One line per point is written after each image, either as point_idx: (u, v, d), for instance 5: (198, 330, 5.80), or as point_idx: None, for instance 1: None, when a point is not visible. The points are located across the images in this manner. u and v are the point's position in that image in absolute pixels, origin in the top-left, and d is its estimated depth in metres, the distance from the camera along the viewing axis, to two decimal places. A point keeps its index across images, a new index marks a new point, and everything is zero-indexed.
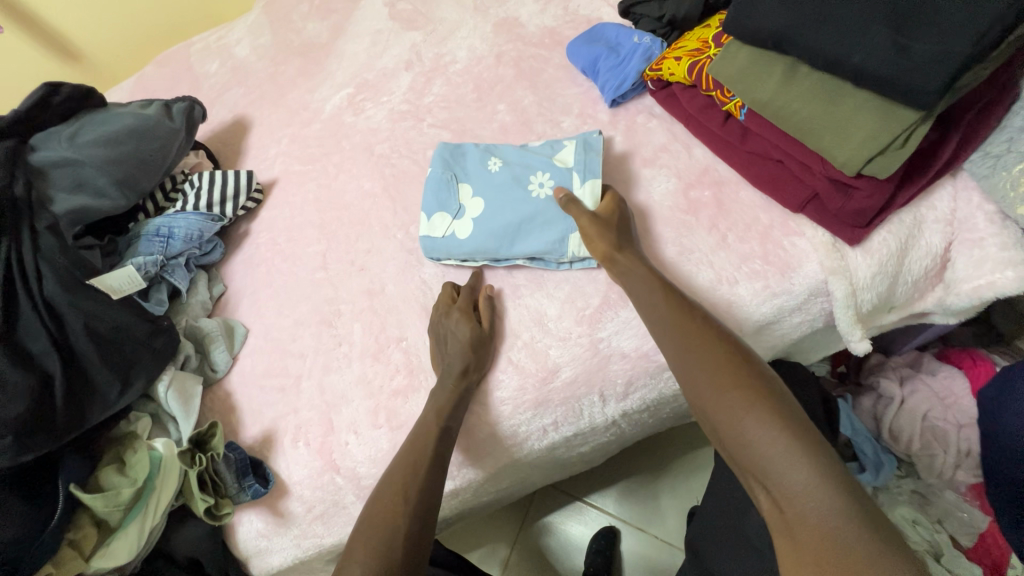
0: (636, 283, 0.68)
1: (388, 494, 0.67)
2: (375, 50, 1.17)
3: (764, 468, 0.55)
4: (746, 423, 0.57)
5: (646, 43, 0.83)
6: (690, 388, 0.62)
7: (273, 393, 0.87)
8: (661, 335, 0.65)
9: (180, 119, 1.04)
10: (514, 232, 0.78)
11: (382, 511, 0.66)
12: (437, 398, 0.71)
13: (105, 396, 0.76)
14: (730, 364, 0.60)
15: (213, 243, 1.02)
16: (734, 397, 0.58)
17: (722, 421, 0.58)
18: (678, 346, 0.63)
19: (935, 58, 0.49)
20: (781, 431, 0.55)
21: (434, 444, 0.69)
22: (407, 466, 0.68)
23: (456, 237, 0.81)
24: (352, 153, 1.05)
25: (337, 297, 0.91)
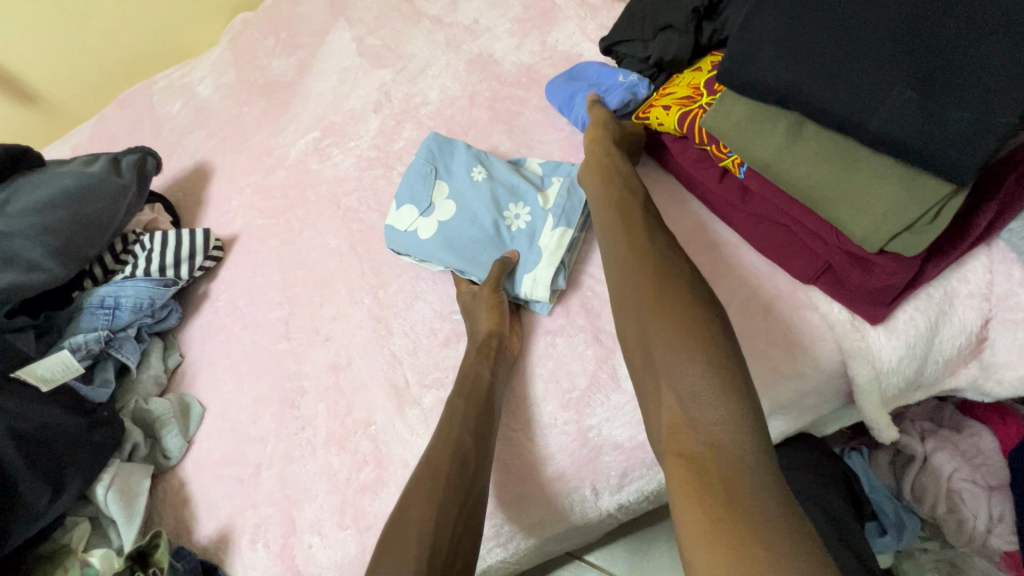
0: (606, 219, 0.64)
1: (406, 524, 0.56)
2: (342, 90, 1.10)
3: (690, 391, 0.50)
4: (684, 342, 0.52)
5: (630, 82, 0.75)
6: (631, 301, 0.57)
7: (231, 484, 0.78)
8: (616, 256, 0.61)
9: (129, 174, 0.96)
10: (475, 251, 0.75)
11: (396, 544, 0.55)
12: (437, 445, 0.62)
13: (33, 506, 0.67)
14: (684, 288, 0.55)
15: (168, 309, 0.94)
16: (681, 315, 0.53)
17: (657, 332, 0.54)
18: (635, 264, 0.59)
19: (974, 127, 0.42)
20: (717, 359, 0.50)
21: (468, 461, 0.60)
22: (429, 495, 0.58)
23: (420, 236, 0.77)
24: (318, 205, 0.97)
25: (300, 372, 0.82)
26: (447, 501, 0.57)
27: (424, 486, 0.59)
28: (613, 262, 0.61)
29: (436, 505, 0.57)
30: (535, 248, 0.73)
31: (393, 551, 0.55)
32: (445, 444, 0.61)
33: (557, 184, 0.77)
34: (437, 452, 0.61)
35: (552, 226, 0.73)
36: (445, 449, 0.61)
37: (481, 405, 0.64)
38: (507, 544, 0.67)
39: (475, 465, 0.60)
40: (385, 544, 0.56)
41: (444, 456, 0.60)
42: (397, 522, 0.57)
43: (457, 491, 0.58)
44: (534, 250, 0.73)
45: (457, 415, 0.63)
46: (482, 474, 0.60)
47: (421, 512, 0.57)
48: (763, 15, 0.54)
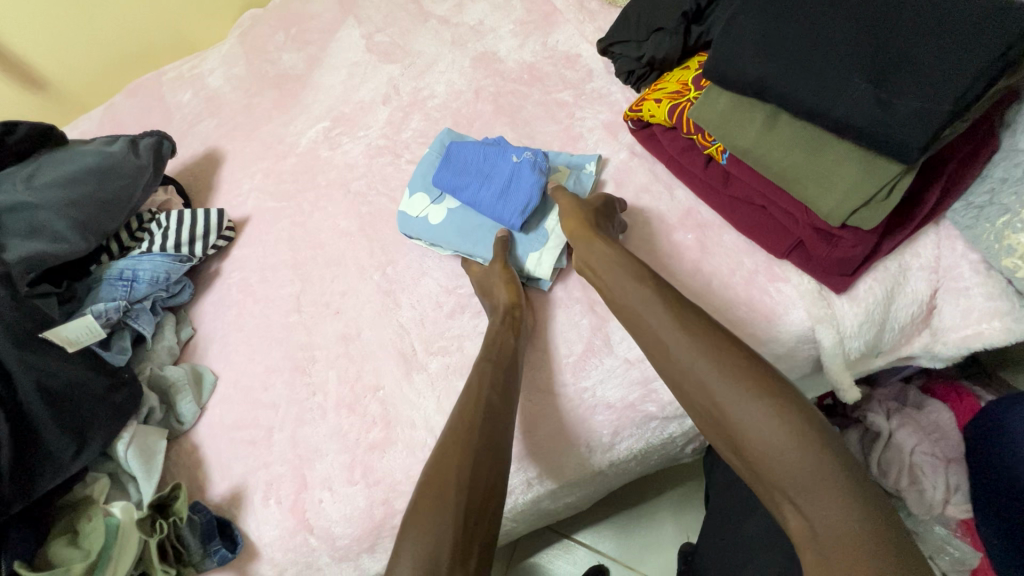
0: (641, 303, 0.63)
1: (438, 476, 0.59)
2: (352, 83, 1.15)
3: (794, 487, 0.52)
4: (779, 442, 0.53)
5: (528, 158, 0.79)
6: (708, 402, 0.57)
7: (243, 446, 0.83)
8: (673, 353, 0.60)
9: (146, 156, 1.01)
10: (484, 236, 0.81)
11: (431, 497, 0.58)
12: (466, 407, 0.64)
13: (57, 457, 0.72)
14: (751, 377, 0.56)
15: (181, 284, 0.99)
16: (764, 413, 0.54)
17: (749, 437, 0.54)
18: (695, 360, 0.58)
19: (918, 114, 0.49)
20: (812, 450, 0.52)
21: (495, 418, 0.64)
22: (457, 449, 0.61)
23: (433, 222, 0.83)
24: (328, 190, 1.02)
25: (311, 343, 0.87)
26: (482, 457, 0.61)
27: (455, 443, 0.61)
28: (666, 360, 0.61)
29: (472, 453, 0.61)
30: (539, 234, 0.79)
31: (428, 500, 0.58)
32: (473, 404, 0.64)
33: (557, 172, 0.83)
34: (468, 410, 0.65)
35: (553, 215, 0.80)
36: (469, 410, 0.64)
37: (506, 370, 0.68)
38: (505, 499, 0.73)
39: (503, 423, 0.64)
40: (422, 498, 0.58)
41: (474, 414, 0.64)
42: (430, 474, 0.60)
43: (487, 443, 0.62)
44: (537, 231, 0.80)
45: (483, 377, 0.67)
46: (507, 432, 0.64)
47: (456, 463, 0.60)
48: (742, 18, 0.61)
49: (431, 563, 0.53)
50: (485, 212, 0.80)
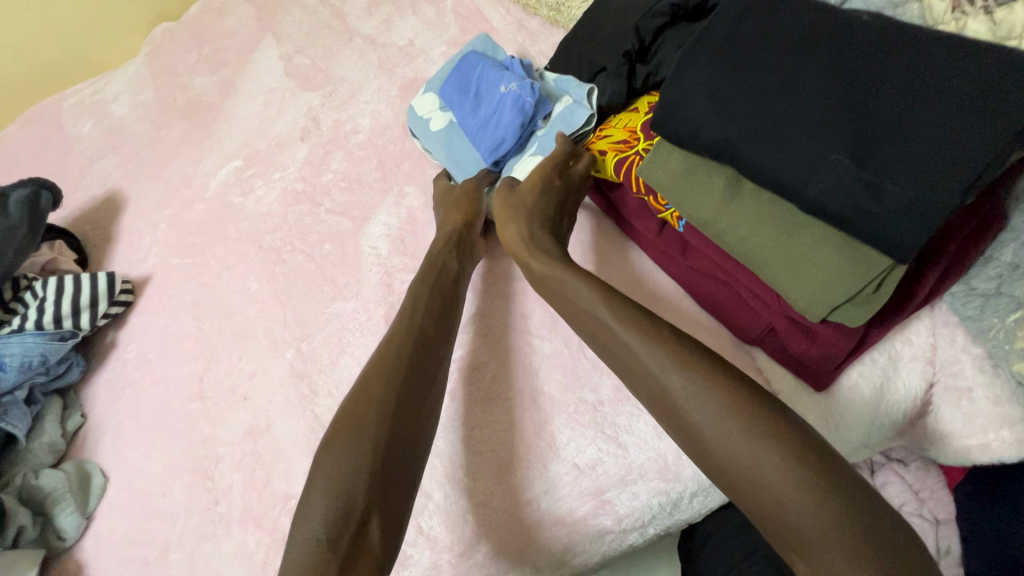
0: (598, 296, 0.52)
1: (365, 393, 0.53)
2: (267, 113, 1.01)
3: (792, 532, 0.40)
4: (766, 475, 0.41)
5: (514, 91, 0.69)
6: (680, 427, 0.46)
7: (134, 568, 0.70)
8: (633, 361, 0.48)
9: (18, 214, 0.86)
10: (458, 154, 0.76)
11: (352, 421, 0.51)
12: (394, 334, 0.58)
13: None
14: (729, 391, 0.44)
15: (70, 361, 0.85)
16: (748, 438, 0.42)
17: (726, 464, 0.43)
18: (660, 373, 0.46)
19: (914, 205, 0.39)
20: (806, 482, 0.40)
21: (383, 398, 0.53)
22: (334, 433, 0.51)
23: (428, 125, 0.78)
24: (238, 243, 0.89)
25: (214, 437, 0.74)
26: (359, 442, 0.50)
27: (378, 360, 0.56)
28: (627, 373, 0.49)
29: (394, 387, 0.53)
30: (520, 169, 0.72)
31: (352, 425, 0.51)
32: (365, 383, 0.54)
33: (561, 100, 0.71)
34: (397, 334, 0.58)
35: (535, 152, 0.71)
36: (401, 331, 0.58)
37: (419, 342, 0.58)
38: None
39: (437, 341, 0.59)
40: (342, 420, 0.52)
41: (364, 391, 0.54)
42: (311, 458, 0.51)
43: (416, 365, 0.56)
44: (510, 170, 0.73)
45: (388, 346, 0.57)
46: (414, 416, 0.53)
47: (331, 447, 0.50)
48: (694, 64, 0.51)
49: (347, 491, 0.48)
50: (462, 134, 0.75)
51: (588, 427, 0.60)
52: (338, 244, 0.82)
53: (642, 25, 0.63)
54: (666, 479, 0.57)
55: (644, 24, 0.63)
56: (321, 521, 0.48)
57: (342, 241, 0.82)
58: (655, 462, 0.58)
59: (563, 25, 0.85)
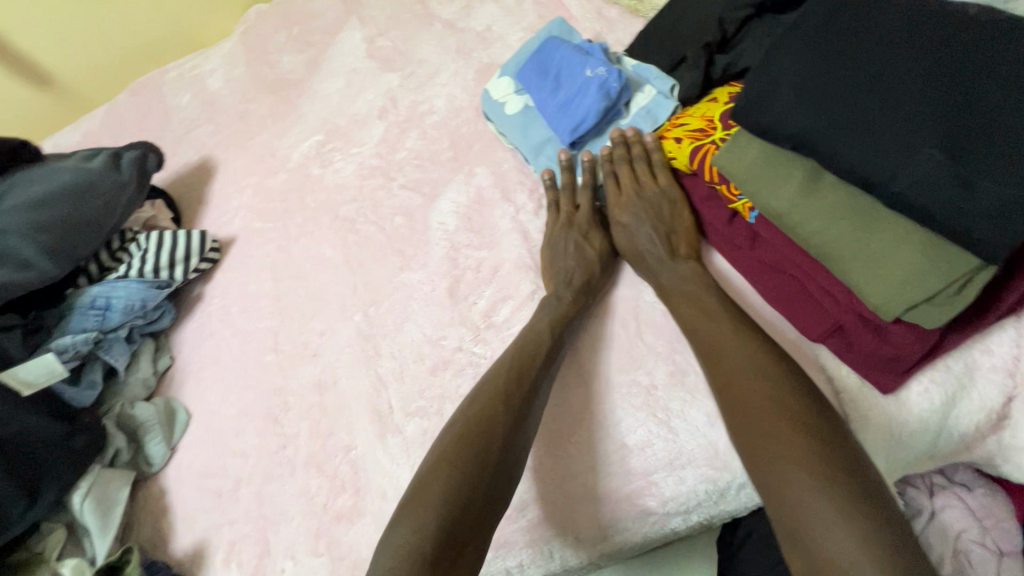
0: (714, 333, 0.56)
1: (477, 420, 0.59)
2: (349, 92, 1.07)
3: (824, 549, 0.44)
4: (825, 525, 0.44)
5: (600, 76, 0.70)
6: (762, 464, 0.48)
7: (209, 497, 0.77)
8: (743, 392, 0.51)
9: (129, 172, 0.95)
10: (537, 141, 0.77)
11: (466, 446, 0.57)
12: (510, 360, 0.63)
13: (8, 513, 0.67)
14: (822, 443, 0.47)
15: (160, 310, 0.93)
16: (825, 475, 0.46)
17: (783, 473, 0.47)
18: (767, 408, 0.50)
19: (1008, 203, 0.38)
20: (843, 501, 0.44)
21: (492, 459, 0.56)
22: (439, 475, 0.56)
23: (503, 108, 0.81)
24: (315, 212, 0.95)
25: (285, 387, 0.81)
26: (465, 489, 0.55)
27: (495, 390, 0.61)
28: (726, 400, 0.52)
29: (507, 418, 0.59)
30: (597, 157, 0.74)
31: (463, 448, 0.57)
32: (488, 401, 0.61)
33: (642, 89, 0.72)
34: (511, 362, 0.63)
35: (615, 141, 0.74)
36: (516, 358, 0.63)
37: (521, 400, 0.60)
38: None
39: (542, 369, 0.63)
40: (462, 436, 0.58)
41: (465, 442, 0.57)
42: (412, 494, 0.56)
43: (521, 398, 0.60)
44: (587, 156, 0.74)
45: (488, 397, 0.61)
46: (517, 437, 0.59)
47: (440, 486, 0.55)
48: (784, 54, 0.51)
49: (454, 508, 0.54)
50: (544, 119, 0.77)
51: (639, 408, 0.61)
52: (408, 218, 0.86)
53: (726, 16, 0.64)
54: (715, 467, 0.58)
55: (729, 15, 0.64)
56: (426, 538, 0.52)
57: (412, 215, 0.87)
58: (705, 449, 0.58)
59: (642, 15, 0.85)
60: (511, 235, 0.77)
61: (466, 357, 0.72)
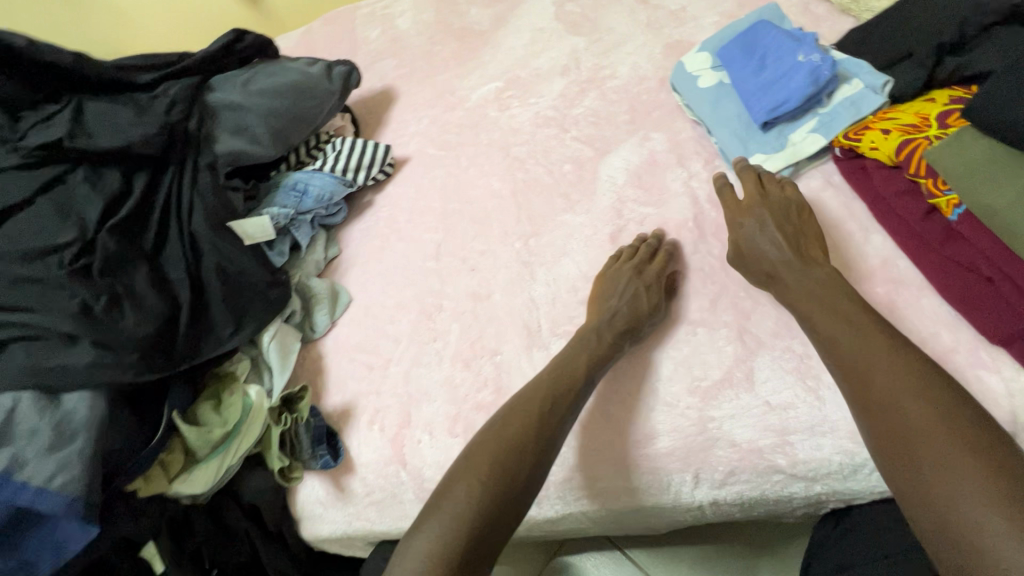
0: (867, 352, 0.57)
1: (510, 427, 0.64)
2: (533, 48, 1.15)
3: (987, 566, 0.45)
4: (993, 537, 0.45)
5: (813, 62, 0.74)
6: (916, 474, 0.50)
7: (361, 368, 0.88)
8: (898, 413, 0.53)
9: (338, 82, 1.04)
10: (726, 115, 0.81)
11: (497, 453, 0.63)
12: (549, 375, 0.68)
13: (219, 333, 0.79)
14: (994, 465, 0.48)
15: (338, 207, 1.05)
16: (991, 495, 0.46)
17: (943, 487, 0.48)
18: (923, 434, 0.51)
19: None
20: (1016, 527, 0.44)
21: (521, 465, 0.62)
22: (473, 484, 0.61)
23: (696, 81, 0.85)
24: (487, 148, 1.04)
25: (442, 291, 0.90)
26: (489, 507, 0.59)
27: (534, 399, 0.66)
28: (878, 421, 0.54)
29: (529, 430, 0.64)
30: (787, 138, 0.76)
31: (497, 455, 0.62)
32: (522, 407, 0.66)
33: (849, 83, 0.75)
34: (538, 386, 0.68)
35: (810, 127, 0.75)
36: (563, 377, 0.68)
37: (545, 419, 0.65)
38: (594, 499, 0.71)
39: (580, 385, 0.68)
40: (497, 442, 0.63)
41: (501, 451, 0.63)
42: (437, 500, 0.61)
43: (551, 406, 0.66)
44: (775, 137, 0.77)
45: (501, 427, 0.65)
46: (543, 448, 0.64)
47: (466, 493, 0.60)
48: None
49: (481, 503, 0.59)
50: (739, 97, 0.80)
51: (789, 372, 0.65)
52: (578, 167, 0.93)
53: (970, 20, 0.68)
54: (857, 443, 0.61)
55: (972, 19, 0.68)
56: (443, 530, 0.58)
57: (582, 165, 0.93)
58: (850, 423, 0.61)
59: (854, 13, 0.86)
60: (680, 197, 0.82)
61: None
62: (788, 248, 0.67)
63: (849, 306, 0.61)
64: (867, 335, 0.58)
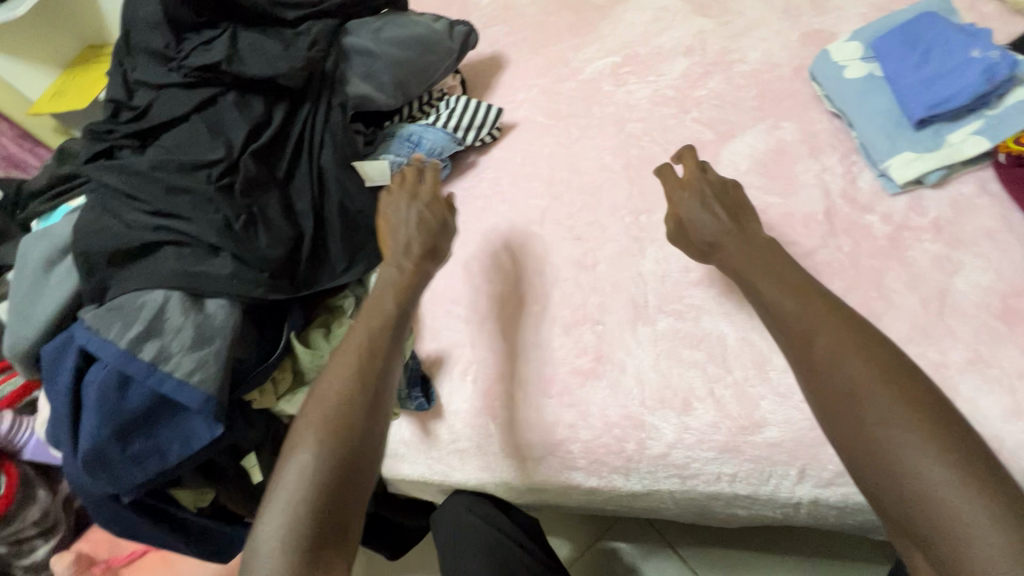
0: (813, 320, 0.56)
1: (325, 392, 0.60)
2: (655, 26, 1.13)
3: (925, 512, 0.46)
4: (923, 473, 0.46)
5: (989, 59, 0.72)
6: (854, 434, 0.50)
7: (457, 321, 0.89)
8: (834, 377, 0.53)
9: (457, 42, 1.04)
10: (876, 108, 0.78)
11: (329, 421, 0.57)
12: (368, 322, 0.65)
13: (333, 268, 0.82)
14: (924, 416, 0.48)
15: (444, 164, 1.06)
16: (929, 447, 0.47)
17: (878, 434, 0.49)
18: (862, 389, 0.51)
19: None
20: (942, 467, 0.46)
21: (349, 441, 0.57)
22: (301, 453, 0.56)
23: (841, 71, 0.82)
24: (600, 122, 1.03)
25: (544, 256, 0.90)
26: (369, 426, 0.58)
27: (358, 351, 0.62)
28: (819, 381, 0.54)
29: (348, 390, 0.59)
30: (946, 138, 0.74)
31: (327, 419, 0.58)
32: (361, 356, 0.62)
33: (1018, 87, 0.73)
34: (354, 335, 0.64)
35: (972, 129, 0.73)
36: (373, 319, 0.65)
37: (370, 381, 0.60)
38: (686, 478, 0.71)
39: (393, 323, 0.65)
40: (315, 397, 0.59)
41: (326, 411, 0.58)
42: (278, 473, 0.56)
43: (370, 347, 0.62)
44: (931, 136, 0.74)
45: (346, 360, 0.61)
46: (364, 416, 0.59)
47: (303, 468, 0.55)
48: None
49: (325, 475, 0.55)
50: (893, 90, 0.78)
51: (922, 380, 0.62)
52: (698, 148, 0.91)
53: None
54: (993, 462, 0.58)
55: None
56: (290, 514, 0.53)
57: (702, 147, 0.91)
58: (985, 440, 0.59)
59: None
60: (812, 189, 0.79)
61: (735, 282, 0.75)
62: (726, 218, 0.69)
63: (792, 272, 0.61)
64: (803, 295, 0.58)
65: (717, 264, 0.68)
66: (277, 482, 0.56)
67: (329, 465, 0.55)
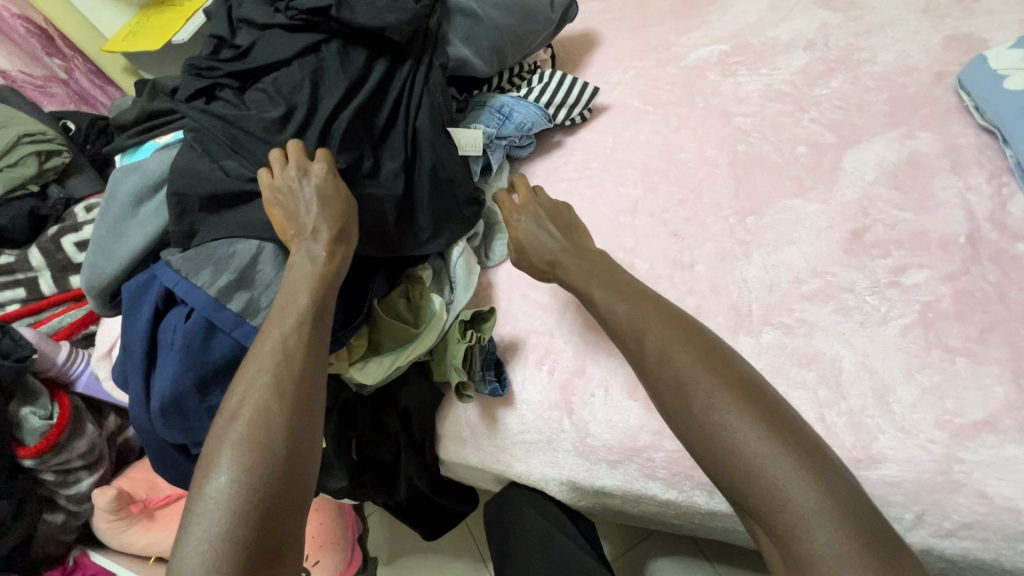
0: (638, 319, 0.62)
1: (242, 409, 0.55)
2: (771, 15, 1.05)
3: (768, 503, 0.48)
4: (759, 464, 0.49)
5: None
6: (700, 434, 0.53)
7: (535, 307, 0.84)
8: (673, 372, 0.56)
9: (559, 12, 0.98)
10: None
11: (252, 431, 0.53)
12: (279, 317, 0.60)
13: (418, 235, 0.79)
14: (744, 397, 0.52)
15: (530, 141, 1.01)
16: (750, 431, 0.50)
17: (724, 435, 0.51)
18: (691, 384, 0.54)
19: None
20: (778, 461, 0.48)
21: (276, 452, 0.53)
22: (223, 472, 0.51)
23: (1000, 80, 0.76)
24: (703, 112, 0.96)
25: (634, 248, 0.84)
26: (296, 431, 0.55)
27: (274, 360, 0.57)
28: (657, 382, 0.58)
29: (271, 395, 0.55)
30: None
31: (246, 434, 0.53)
32: (268, 353, 0.58)
33: None
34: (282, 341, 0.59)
35: None
36: (286, 319, 0.60)
37: (292, 379, 0.57)
38: None
39: (316, 311, 0.61)
40: (239, 415, 0.54)
41: (258, 430, 0.53)
42: (195, 493, 0.51)
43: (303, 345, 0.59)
44: None
45: (257, 358, 0.58)
46: (290, 413, 0.55)
47: (222, 487, 0.50)
48: None
49: (249, 482, 0.51)
50: None
51: None
52: (815, 151, 0.84)
53: None
54: None
55: None
56: (209, 536, 0.48)
57: (820, 150, 0.84)
58: None
59: None
60: (950, 209, 0.72)
61: (855, 301, 0.69)
62: (558, 238, 0.76)
63: (621, 279, 0.68)
64: (635, 300, 0.64)
65: (559, 281, 0.74)
66: (194, 506, 0.51)
67: (255, 479, 0.51)
